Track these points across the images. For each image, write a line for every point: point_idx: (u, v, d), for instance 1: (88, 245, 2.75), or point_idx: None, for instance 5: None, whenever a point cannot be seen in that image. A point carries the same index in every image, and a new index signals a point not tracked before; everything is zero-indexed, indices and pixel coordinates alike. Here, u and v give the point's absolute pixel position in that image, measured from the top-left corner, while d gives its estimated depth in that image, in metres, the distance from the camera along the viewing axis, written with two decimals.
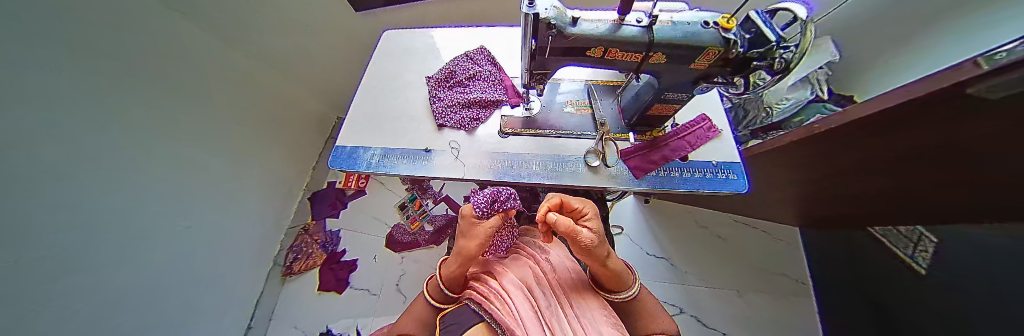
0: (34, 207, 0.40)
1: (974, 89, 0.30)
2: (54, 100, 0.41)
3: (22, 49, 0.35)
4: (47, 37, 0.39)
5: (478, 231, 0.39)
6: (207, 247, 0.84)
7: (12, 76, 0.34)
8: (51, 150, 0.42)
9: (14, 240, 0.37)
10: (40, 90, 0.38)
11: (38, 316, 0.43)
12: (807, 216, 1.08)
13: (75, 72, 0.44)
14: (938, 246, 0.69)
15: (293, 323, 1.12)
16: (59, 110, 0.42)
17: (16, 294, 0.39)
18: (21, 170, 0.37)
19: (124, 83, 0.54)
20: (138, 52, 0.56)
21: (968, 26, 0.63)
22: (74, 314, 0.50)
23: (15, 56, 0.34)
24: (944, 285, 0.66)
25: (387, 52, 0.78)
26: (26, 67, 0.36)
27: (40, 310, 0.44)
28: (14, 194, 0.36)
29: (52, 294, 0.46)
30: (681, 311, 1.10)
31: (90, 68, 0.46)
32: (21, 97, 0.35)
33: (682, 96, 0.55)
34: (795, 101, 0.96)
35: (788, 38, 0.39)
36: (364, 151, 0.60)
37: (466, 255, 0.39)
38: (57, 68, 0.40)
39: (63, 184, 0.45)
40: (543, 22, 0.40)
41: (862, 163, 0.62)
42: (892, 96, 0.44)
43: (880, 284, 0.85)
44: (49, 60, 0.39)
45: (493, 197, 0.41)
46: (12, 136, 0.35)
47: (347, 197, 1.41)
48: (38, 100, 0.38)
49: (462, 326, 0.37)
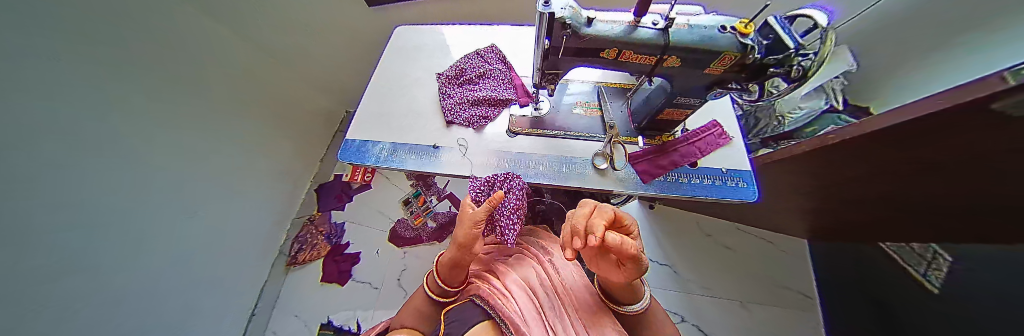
0: (34, 207, 0.41)
1: (1000, 104, 0.29)
2: (57, 89, 0.41)
3: (26, 44, 0.35)
4: (51, 26, 0.38)
5: (467, 218, 0.39)
6: (211, 236, 0.85)
7: (16, 76, 0.34)
8: (55, 147, 0.42)
9: (14, 240, 0.38)
10: (43, 78, 0.39)
11: (43, 299, 0.45)
12: (817, 230, 1.05)
13: (78, 60, 0.44)
14: (951, 265, 0.67)
15: (295, 311, 1.14)
16: (60, 102, 0.42)
17: (16, 294, 0.40)
18: (24, 172, 0.38)
19: (128, 73, 0.54)
20: (144, 46, 0.56)
21: (1000, 42, 0.61)
22: (72, 317, 0.51)
23: (18, 47, 0.34)
24: (954, 308, 0.65)
25: (398, 48, 0.79)
26: (29, 57, 0.36)
27: (40, 310, 0.44)
28: (14, 194, 0.37)
29: (52, 295, 0.47)
30: (682, 319, 1.08)
31: (93, 56, 0.46)
32: (25, 88, 0.36)
33: (695, 101, 0.54)
34: (809, 110, 0.94)
35: (807, 45, 0.38)
36: (372, 145, 0.60)
37: (461, 244, 0.39)
38: (59, 56, 0.40)
39: (67, 187, 0.46)
40: (558, 22, 0.40)
41: (878, 178, 0.60)
42: (911, 108, 0.43)
43: (889, 303, 0.83)
44: (52, 48, 0.39)
45: (488, 183, 0.48)
46: (17, 128, 0.35)
47: (352, 191, 1.43)
48: (41, 91, 0.38)
49: (463, 323, 0.35)
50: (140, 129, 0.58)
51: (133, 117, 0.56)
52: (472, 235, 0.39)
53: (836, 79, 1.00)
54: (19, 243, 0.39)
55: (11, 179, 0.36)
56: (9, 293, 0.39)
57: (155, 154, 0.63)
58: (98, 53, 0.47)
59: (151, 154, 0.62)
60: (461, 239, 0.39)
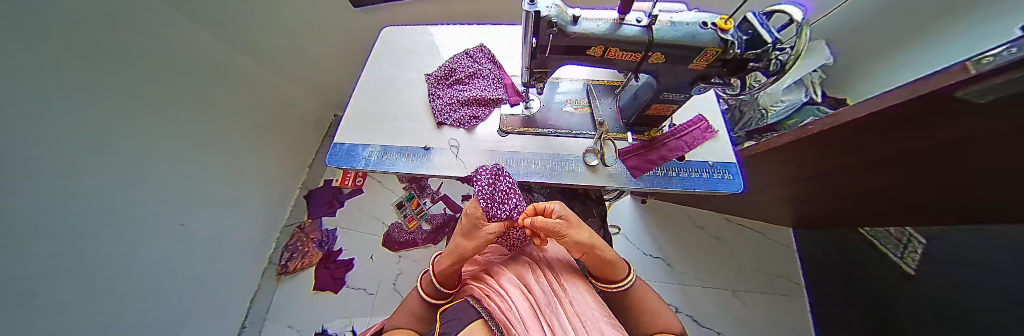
0: (34, 211, 0.40)
1: (960, 92, 0.32)
2: (54, 93, 0.40)
3: (23, 45, 0.34)
4: (52, 31, 0.38)
5: (478, 233, 0.39)
6: (202, 243, 0.82)
7: (13, 75, 0.33)
8: (51, 149, 0.41)
9: (13, 242, 0.37)
10: (44, 84, 0.38)
11: (41, 301, 0.44)
12: (800, 218, 1.10)
13: (75, 64, 0.43)
14: (924, 248, 0.71)
15: (290, 322, 1.11)
16: (60, 108, 0.42)
17: (16, 299, 0.39)
18: (22, 174, 0.36)
19: (120, 73, 0.53)
20: (132, 44, 0.54)
21: (968, 32, 0.64)
22: (65, 328, 0.49)
23: (19, 54, 0.34)
24: (936, 289, 0.68)
25: (386, 50, 0.78)
26: (29, 62, 0.36)
27: (34, 317, 0.42)
28: (14, 195, 0.36)
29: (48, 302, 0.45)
30: (679, 310, 1.11)
31: (89, 62, 0.46)
32: (24, 94, 0.35)
33: (681, 96, 0.55)
34: (790, 103, 0.97)
35: (784, 39, 0.40)
36: (362, 148, 0.59)
37: (462, 254, 0.39)
38: (55, 60, 0.40)
39: (60, 191, 0.44)
40: (544, 20, 0.40)
41: (859, 167, 0.63)
42: (879, 100, 0.46)
43: (868, 282, 0.88)
44: (51, 55, 0.39)
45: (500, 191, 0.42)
46: (17, 134, 0.35)
47: (344, 196, 1.40)
48: (39, 95, 0.38)
49: (462, 322, 0.34)
50: (129, 128, 0.56)
51: (127, 117, 0.55)
52: (479, 245, 0.40)
53: (817, 72, 1.06)
54: (17, 250, 0.38)
55: (12, 186, 0.35)
56: (9, 301, 0.38)
57: (151, 157, 0.62)
58: (91, 57, 0.46)
59: (145, 156, 0.60)
60: (469, 247, 0.39)
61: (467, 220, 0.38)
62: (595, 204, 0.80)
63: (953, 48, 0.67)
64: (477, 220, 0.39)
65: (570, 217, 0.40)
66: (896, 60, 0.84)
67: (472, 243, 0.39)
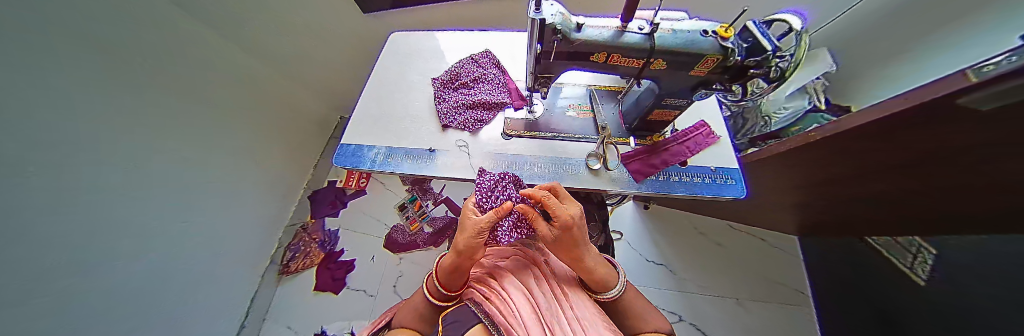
0: (31, 208, 0.40)
1: (965, 99, 0.32)
2: (53, 87, 0.41)
3: (22, 39, 0.34)
4: (51, 25, 0.39)
5: (468, 225, 0.38)
6: (203, 241, 0.82)
7: (13, 70, 0.34)
8: (48, 145, 0.41)
9: (10, 238, 0.37)
10: (42, 76, 0.38)
11: (39, 298, 0.44)
12: (810, 227, 1.08)
13: (75, 55, 0.44)
14: (936, 258, 0.70)
15: (288, 322, 1.11)
16: (60, 103, 0.42)
17: (6, 296, 0.38)
18: (21, 168, 0.37)
19: (118, 69, 0.52)
20: (133, 45, 0.55)
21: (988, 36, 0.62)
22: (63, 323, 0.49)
23: (21, 47, 0.34)
24: (947, 300, 0.66)
25: (391, 54, 0.80)
26: (29, 55, 0.36)
27: (31, 313, 0.43)
28: (12, 189, 0.36)
29: (47, 299, 0.45)
30: (680, 318, 1.09)
31: (86, 56, 0.46)
32: (25, 86, 0.36)
33: (682, 102, 0.56)
34: (794, 110, 0.99)
35: (783, 48, 0.42)
36: (368, 149, 0.60)
37: (457, 250, 0.38)
38: (54, 54, 0.40)
39: (60, 187, 0.44)
40: (549, 28, 0.42)
41: (866, 175, 0.62)
42: (884, 107, 0.45)
43: (882, 299, 0.84)
44: (51, 48, 0.39)
45: (495, 186, 0.45)
46: (17, 127, 0.35)
47: (347, 197, 1.42)
48: (41, 90, 0.38)
49: (463, 325, 0.35)
50: (128, 129, 0.56)
51: (129, 116, 0.56)
52: (469, 247, 0.36)
53: (819, 80, 1.04)
54: (17, 245, 0.38)
55: (14, 181, 0.36)
56: (3, 298, 0.38)
57: (157, 154, 0.63)
58: (92, 53, 0.47)
59: (149, 155, 0.61)
60: (460, 245, 0.37)
61: (463, 212, 0.41)
62: (596, 208, 0.81)
63: (972, 51, 0.65)
64: (472, 213, 0.41)
65: (566, 220, 0.36)
66: (906, 64, 0.83)
67: (462, 241, 0.37)
